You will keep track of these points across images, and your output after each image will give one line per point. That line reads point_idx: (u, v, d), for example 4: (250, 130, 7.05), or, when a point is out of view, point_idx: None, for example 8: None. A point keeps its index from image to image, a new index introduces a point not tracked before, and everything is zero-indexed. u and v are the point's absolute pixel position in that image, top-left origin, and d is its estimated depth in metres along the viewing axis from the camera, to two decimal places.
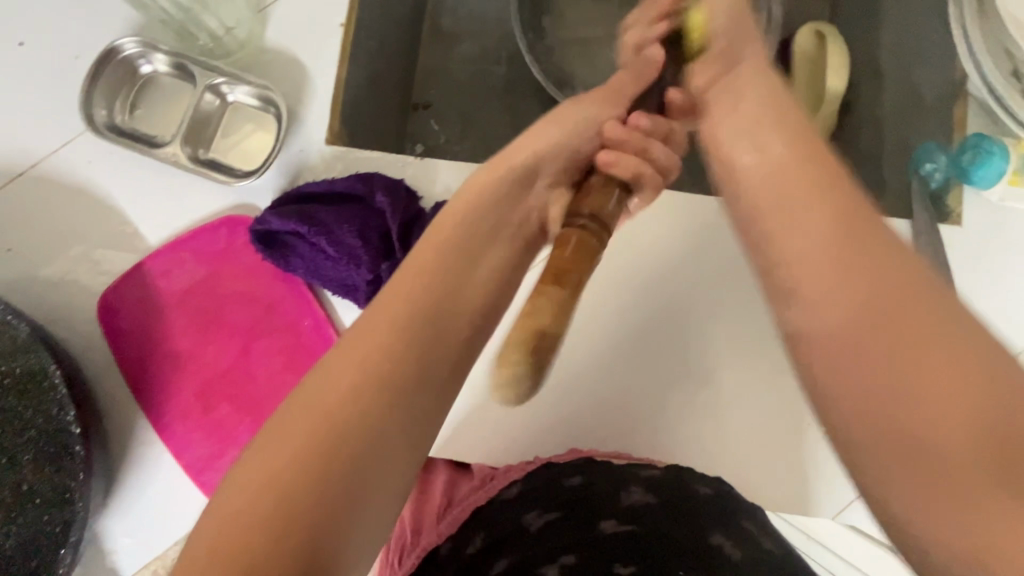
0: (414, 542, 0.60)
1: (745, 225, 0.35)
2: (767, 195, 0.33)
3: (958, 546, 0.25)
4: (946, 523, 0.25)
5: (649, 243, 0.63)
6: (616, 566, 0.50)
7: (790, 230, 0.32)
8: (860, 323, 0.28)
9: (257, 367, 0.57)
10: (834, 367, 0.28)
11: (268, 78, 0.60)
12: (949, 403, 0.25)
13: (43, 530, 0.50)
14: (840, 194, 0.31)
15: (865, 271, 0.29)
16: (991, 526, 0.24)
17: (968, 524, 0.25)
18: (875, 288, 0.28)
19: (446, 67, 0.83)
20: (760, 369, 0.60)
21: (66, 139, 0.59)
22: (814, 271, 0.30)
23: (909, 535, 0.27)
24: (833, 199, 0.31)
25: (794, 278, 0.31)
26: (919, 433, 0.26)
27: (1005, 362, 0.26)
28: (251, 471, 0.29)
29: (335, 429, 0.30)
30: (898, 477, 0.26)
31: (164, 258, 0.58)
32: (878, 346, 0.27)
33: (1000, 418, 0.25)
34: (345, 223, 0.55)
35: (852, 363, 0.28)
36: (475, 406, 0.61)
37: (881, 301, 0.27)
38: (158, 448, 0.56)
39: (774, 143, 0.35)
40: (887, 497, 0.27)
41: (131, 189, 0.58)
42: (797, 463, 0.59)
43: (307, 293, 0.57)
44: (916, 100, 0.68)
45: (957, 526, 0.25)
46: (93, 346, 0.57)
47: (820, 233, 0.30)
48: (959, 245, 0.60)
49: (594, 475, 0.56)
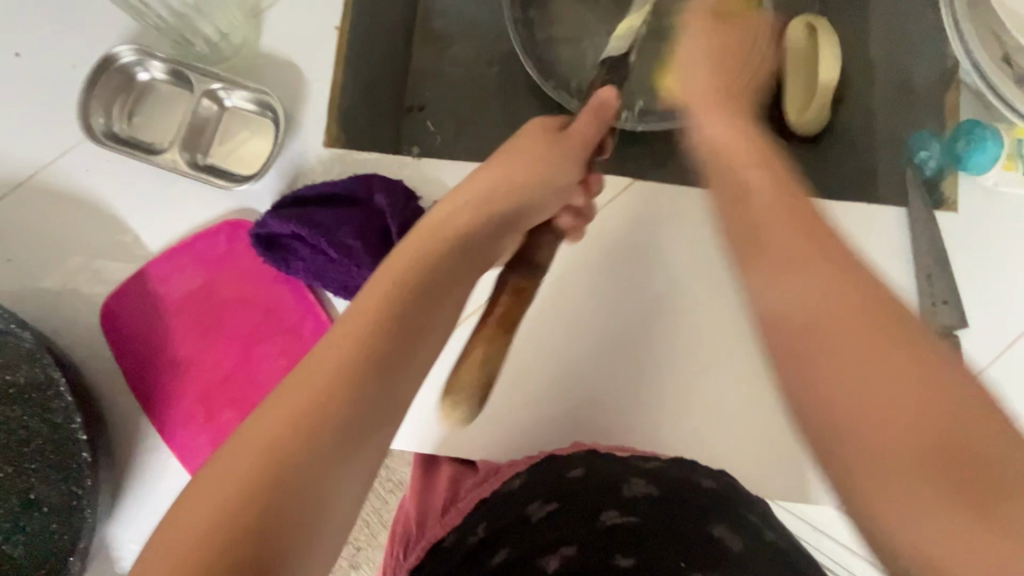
0: (420, 533, 0.62)
1: (735, 242, 0.39)
2: (752, 227, 0.38)
3: (923, 545, 0.29)
4: (907, 528, 0.30)
5: (646, 236, 0.63)
6: (617, 557, 0.52)
7: (769, 264, 0.36)
8: (831, 348, 0.32)
9: (260, 371, 0.57)
10: (808, 384, 0.33)
11: (264, 83, 0.61)
12: (900, 425, 0.30)
13: (52, 538, 0.50)
14: (810, 232, 0.36)
15: (831, 302, 0.33)
16: (942, 533, 0.29)
17: (922, 527, 0.29)
18: (843, 317, 0.32)
19: (440, 68, 0.83)
20: (760, 360, 0.61)
21: (64, 149, 0.59)
22: (789, 301, 0.34)
23: (875, 522, 0.31)
24: (805, 240, 0.35)
25: (771, 304, 0.35)
26: (876, 449, 0.30)
27: (949, 385, 0.31)
28: (218, 472, 0.33)
29: (319, 418, 0.34)
30: (878, 486, 0.30)
31: (164, 265, 0.58)
32: (844, 370, 0.31)
33: (952, 439, 0.29)
34: (345, 224, 0.56)
35: (820, 381, 0.32)
36: None
37: (849, 331, 0.32)
38: (164, 454, 0.56)
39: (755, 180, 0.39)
40: (868, 503, 0.31)
41: (131, 196, 0.59)
42: (798, 452, 0.60)
43: (307, 295, 0.57)
44: (907, 89, 0.69)
45: (917, 530, 0.29)
46: (96, 354, 0.57)
47: (795, 268, 0.35)
48: (954, 231, 0.60)
49: (596, 467, 0.57)
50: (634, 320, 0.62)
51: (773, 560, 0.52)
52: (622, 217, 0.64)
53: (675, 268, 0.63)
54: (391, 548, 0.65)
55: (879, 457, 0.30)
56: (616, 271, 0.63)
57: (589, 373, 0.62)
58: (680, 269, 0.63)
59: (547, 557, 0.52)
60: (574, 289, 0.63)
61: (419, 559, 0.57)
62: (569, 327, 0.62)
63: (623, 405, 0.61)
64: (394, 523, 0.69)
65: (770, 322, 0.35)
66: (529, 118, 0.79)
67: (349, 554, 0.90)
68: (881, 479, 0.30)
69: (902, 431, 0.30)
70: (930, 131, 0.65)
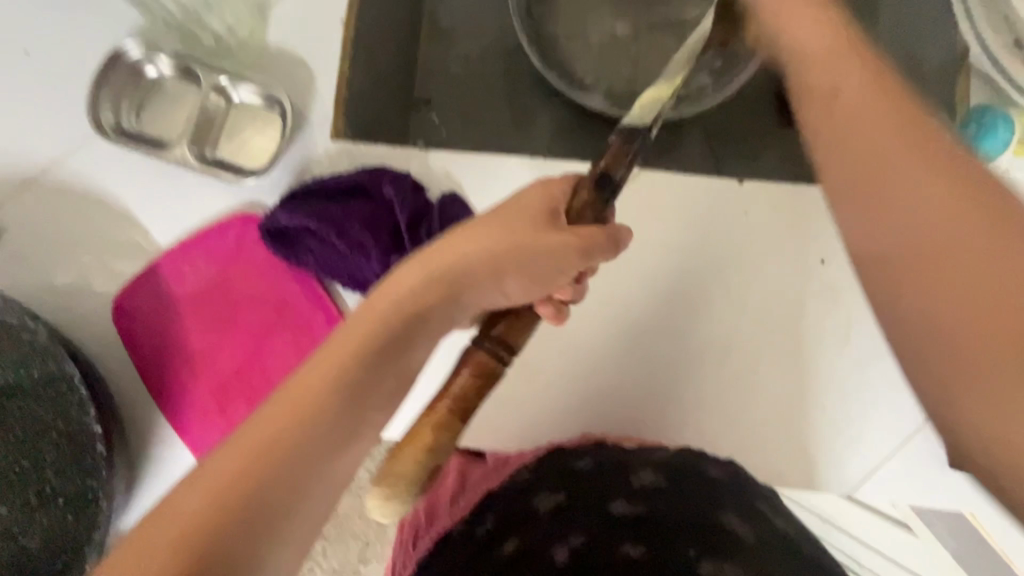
0: (428, 526, 0.62)
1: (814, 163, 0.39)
2: (835, 132, 0.37)
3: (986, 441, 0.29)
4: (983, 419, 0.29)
5: (654, 227, 0.63)
6: (626, 545, 0.51)
7: (892, 174, 0.34)
8: (926, 253, 0.32)
9: (271, 364, 0.57)
10: (917, 291, 0.32)
11: (271, 77, 0.61)
12: (965, 309, 0.30)
13: (70, 530, 0.51)
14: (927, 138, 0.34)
15: (972, 198, 0.32)
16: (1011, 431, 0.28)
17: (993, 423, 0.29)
18: (974, 204, 0.32)
19: (445, 62, 0.83)
20: (770, 348, 0.61)
21: (73, 145, 0.59)
22: (933, 206, 0.32)
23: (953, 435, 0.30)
24: (913, 142, 0.34)
25: (891, 213, 0.34)
26: (942, 334, 0.31)
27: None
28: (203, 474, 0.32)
29: (299, 430, 0.34)
30: (956, 393, 0.30)
31: (176, 259, 0.58)
32: (950, 276, 0.31)
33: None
34: (354, 216, 0.56)
35: (933, 292, 0.31)
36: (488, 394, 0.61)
37: (991, 216, 0.31)
38: (177, 446, 0.57)
39: (850, 79, 0.38)
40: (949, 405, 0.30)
41: (141, 192, 0.59)
42: (809, 440, 0.59)
43: (318, 288, 0.58)
44: (916, 75, 0.68)
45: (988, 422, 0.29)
46: (109, 349, 0.58)
47: (919, 176, 0.33)
48: None
49: (604, 459, 0.57)
50: (642, 310, 0.62)
51: (779, 547, 0.53)
52: (630, 207, 0.63)
53: (683, 258, 0.63)
54: (400, 540, 0.66)
55: (975, 371, 0.29)
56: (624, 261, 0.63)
57: (598, 363, 0.62)
58: (689, 258, 0.63)
59: (556, 547, 0.51)
60: None
61: (430, 550, 0.58)
62: (578, 318, 0.62)
63: (633, 395, 0.61)
64: (403, 516, 0.70)
65: (856, 237, 0.35)
66: (535, 111, 0.79)
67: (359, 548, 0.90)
68: (953, 351, 0.30)
69: (938, 300, 0.31)
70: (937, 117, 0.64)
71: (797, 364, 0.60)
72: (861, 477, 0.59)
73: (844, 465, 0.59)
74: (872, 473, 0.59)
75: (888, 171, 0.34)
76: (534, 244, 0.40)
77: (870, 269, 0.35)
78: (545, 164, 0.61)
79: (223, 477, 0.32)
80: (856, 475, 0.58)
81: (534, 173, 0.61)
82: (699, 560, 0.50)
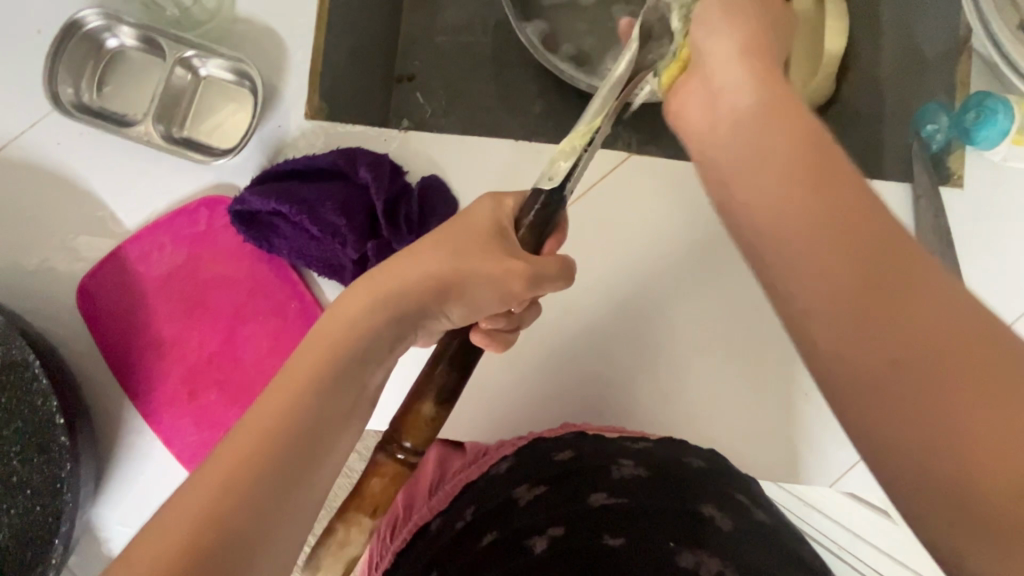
0: (406, 517, 0.60)
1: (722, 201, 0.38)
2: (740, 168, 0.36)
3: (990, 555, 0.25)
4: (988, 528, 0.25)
5: (642, 214, 0.61)
6: (605, 537, 0.49)
7: (781, 218, 0.33)
8: (845, 308, 0.29)
9: (243, 351, 0.55)
10: (836, 355, 0.29)
11: (242, 50, 0.58)
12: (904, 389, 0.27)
13: (36, 520, 0.50)
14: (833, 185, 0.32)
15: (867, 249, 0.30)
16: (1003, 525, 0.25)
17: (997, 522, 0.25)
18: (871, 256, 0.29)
19: (429, 37, 0.79)
20: (757, 338, 0.59)
21: (33, 121, 0.56)
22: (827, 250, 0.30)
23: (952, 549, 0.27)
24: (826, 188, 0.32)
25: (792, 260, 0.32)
26: (924, 427, 0.26)
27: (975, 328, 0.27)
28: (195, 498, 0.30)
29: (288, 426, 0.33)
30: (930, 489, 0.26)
31: (143, 243, 0.56)
32: (870, 328, 0.28)
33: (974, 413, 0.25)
34: (327, 200, 0.54)
35: (854, 351, 0.28)
36: (467, 383, 0.60)
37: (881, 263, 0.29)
38: (148, 436, 0.55)
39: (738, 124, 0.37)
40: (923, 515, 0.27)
41: (105, 172, 0.56)
42: (793, 433, 0.59)
43: (291, 274, 0.56)
44: (916, 60, 0.66)
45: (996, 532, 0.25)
46: (77, 336, 0.56)
47: (809, 213, 0.32)
48: (959, 209, 0.59)
49: (584, 449, 0.55)
50: (632, 298, 0.61)
51: (762, 539, 0.50)
52: (619, 192, 0.62)
53: (677, 246, 0.61)
54: (377, 533, 0.64)
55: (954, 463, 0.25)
56: (613, 250, 0.61)
57: (581, 351, 0.61)
58: (677, 247, 0.61)
59: (534, 539, 0.49)
60: None
61: (407, 542, 0.56)
62: (564, 307, 0.61)
63: (617, 384, 0.60)
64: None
65: (783, 265, 0.32)
66: (524, 89, 0.76)
67: None
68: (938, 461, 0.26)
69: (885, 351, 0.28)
70: (935, 104, 0.62)
71: (784, 355, 0.59)
72: (843, 470, 0.59)
73: (829, 456, 0.58)
74: (851, 467, 0.59)
75: (797, 210, 0.32)
76: (478, 267, 0.40)
77: (828, 312, 0.29)
78: (531, 148, 0.58)
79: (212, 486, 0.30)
80: (837, 468, 0.58)
81: (520, 157, 0.58)
82: (680, 552, 0.48)
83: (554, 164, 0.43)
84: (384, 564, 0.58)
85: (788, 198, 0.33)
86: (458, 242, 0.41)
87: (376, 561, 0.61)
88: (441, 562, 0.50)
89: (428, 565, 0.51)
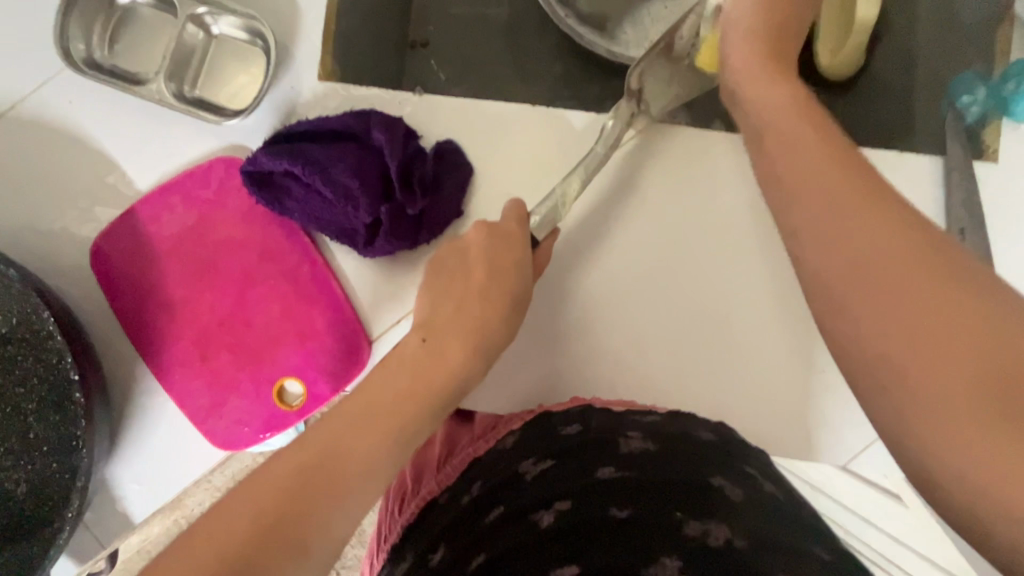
0: (415, 490, 0.59)
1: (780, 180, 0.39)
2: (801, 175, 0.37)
3: None
4: None
5: (655, 187, 0.60)
6: (611, 510, 0.46)
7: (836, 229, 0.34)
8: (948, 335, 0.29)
9: (255, 315, 0.55)
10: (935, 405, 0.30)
11: (254, 8, 0.57)
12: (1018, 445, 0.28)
13: (53, 475, 0.50)
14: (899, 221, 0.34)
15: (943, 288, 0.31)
16: None
17: None
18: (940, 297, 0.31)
19: (444, 1, 0.77)
20: (774, 310, 0.58)
21: (44, 78, 0.55)
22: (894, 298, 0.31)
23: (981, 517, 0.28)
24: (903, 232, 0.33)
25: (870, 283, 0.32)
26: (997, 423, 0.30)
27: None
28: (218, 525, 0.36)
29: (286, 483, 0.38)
30: None
31: (154, 204, 0.55)
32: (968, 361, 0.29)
33: None
34: (340, 163, 0.52)
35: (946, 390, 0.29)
36: None
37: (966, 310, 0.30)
38: (160, 397, 0.55)
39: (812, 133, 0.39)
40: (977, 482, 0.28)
41: (117, 132, 0.56)
42: (811, 414, 0.58)
43: (303, 239, 0.55)
44: (953, 28, 0.66)
45: None
46: (90, 297, 0.56)
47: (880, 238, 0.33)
48: (990, 181, 0.59)
49: (591, 422, 0.54)
50: (650, 272, 0.59)
51: (775, 511, 0.46)
52: (634, 164, 0.60)
53: (695, 220, 0.60)
54: (385, 505, 0.63)
55: None
56: (627, 222, 0.60)
57: (597, 322, 0.60)
58: (693, 221, 0.60)
59: (541, 513, 0.47)
60: (582, 240, 0.60)
61: (415, 516, 0.55)
62: (580, 280, 0.60)
63: (632, 359, 0.59)
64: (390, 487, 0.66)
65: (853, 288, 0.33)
66: (542, 58, 0.74)
67: None
68: None
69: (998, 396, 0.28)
70: (972, 73, 0.62)
71: (805, 324, 0.58)
72: (857, 450, 0.58)
73: (844, 436, 0.58)
74: (866, 447, 0.58)
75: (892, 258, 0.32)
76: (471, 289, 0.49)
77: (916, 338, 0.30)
78: (550, 115, 0.58)
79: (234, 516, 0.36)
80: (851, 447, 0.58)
81: (536, 126, 0.58)
82: (687, 521, 0.44)
83: (545, 212, 0.52)
84: (393, 535, 0.57)
85: (871, 224, 0.34)
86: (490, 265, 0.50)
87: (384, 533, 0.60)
88: (449, 536, 0.49)
89: (436, 539, 0.49)
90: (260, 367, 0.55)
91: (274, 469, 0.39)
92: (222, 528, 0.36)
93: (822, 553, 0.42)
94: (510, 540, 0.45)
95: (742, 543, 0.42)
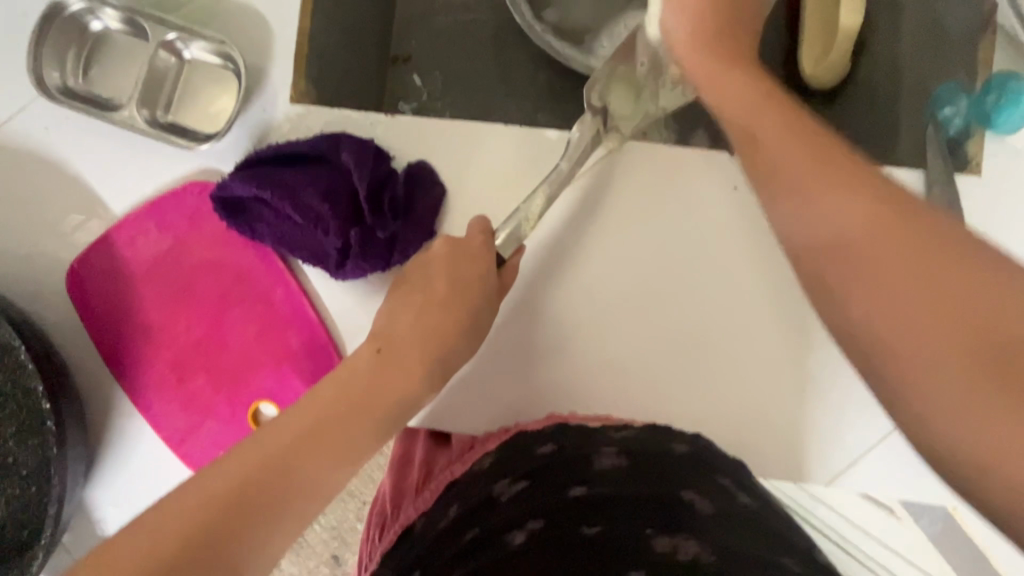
0: (395, 516, 0.58)
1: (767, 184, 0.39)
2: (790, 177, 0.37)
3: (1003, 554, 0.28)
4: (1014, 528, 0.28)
5: (633, 203, 0.59)
6: (583, 528, 0.46)
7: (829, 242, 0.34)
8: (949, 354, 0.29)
9: (231, 337, 0.55)
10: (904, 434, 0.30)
11: (225, 31, 0.57)
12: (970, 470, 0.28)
13: (31, 500, 0.51)
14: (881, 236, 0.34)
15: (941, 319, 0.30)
16: None
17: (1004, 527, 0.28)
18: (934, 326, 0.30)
19: (426, 15, 0.78)
20: (753, 326, 0.57)
21: (20, 105, 0.56)
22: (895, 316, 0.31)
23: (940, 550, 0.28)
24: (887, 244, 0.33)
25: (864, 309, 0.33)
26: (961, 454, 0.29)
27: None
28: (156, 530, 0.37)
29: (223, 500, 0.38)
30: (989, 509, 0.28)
31: (129, 227, 0.56)
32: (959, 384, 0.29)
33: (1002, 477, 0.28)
34: (310, 187, 0.52)
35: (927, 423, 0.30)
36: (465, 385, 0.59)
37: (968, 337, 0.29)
38: (137, 420, 0.56)
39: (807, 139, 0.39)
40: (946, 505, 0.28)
41: (92, 158, 0.56)
42: (795, 434, 0.57)
43: (277, 263, 0.55)
44: (937, 37, 0.65)
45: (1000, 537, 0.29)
46: (66, 320, 0.56)
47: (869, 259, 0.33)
48: (974, 195, 0.56)
49: (567, 440, 0.52)
50: (627, 289, 0.59)
51: (748, 524, 0.46)
52: (612, 181, 0.60)
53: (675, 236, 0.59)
54: (368, 532, 0.62)
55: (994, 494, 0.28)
56: (606, 240, 0.59)
57: (573, 339, 0.59)
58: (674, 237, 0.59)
59: (513, 532, 0.46)
60: (557, 259, 0.59)
61: (393, 543, 0.54)
62: (557, 300, 0.59)
63: (610, 379, 0.58)
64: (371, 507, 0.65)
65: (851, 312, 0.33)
66: (522, 69, 0.74)
67: (356, 507, 0.91)
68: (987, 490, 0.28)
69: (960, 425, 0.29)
70: (955, 85, 0.59)
71: (786, 341, 0.57)
72: (848, 465, 0.56)
73: (830, 452, 0.56)
74: (860, 460, 0.56)
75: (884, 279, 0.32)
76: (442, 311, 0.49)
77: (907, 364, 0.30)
78: (521, 132, 0.57)
79: (171, 524, 0.37)
80: (843, 460, 0.56)
81: (508, 142, 0.57)
82: (656, 537, 0.45)
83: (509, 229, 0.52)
84: (374, 562, 0.56)
85: None
86: (452, 291, 0.49)
87: (367, 561, 0.59)
88: (428, 559, 0.47)
89: (413, 563, 0.48)
90: (236, 389, 0.55)
91: (216, 481, 0.39)
92: (160, 539, 0.36)
93: (790, 564, 0.43)
94: (481, 562, 0.45)
95: (710, 557, 0.43)
